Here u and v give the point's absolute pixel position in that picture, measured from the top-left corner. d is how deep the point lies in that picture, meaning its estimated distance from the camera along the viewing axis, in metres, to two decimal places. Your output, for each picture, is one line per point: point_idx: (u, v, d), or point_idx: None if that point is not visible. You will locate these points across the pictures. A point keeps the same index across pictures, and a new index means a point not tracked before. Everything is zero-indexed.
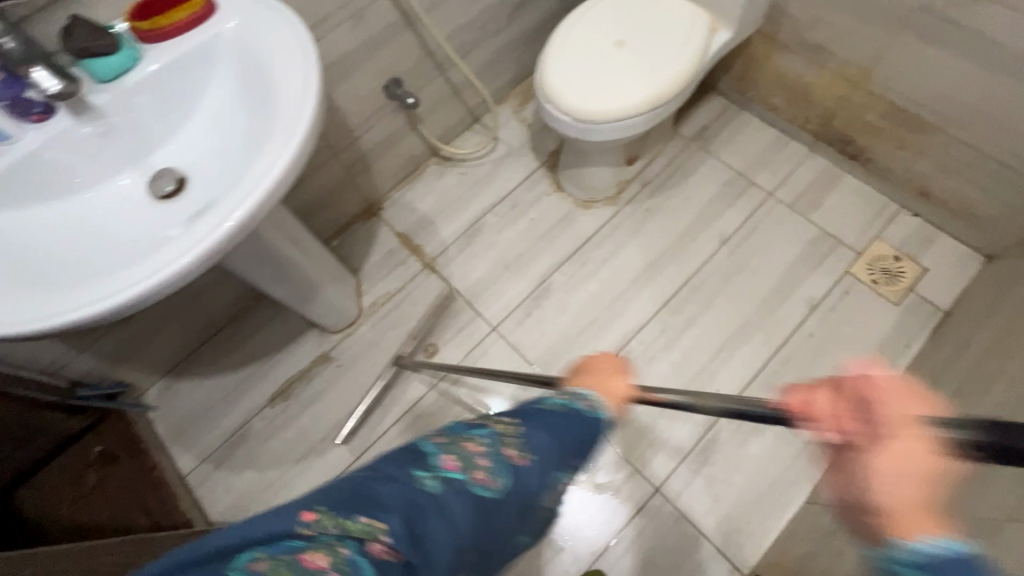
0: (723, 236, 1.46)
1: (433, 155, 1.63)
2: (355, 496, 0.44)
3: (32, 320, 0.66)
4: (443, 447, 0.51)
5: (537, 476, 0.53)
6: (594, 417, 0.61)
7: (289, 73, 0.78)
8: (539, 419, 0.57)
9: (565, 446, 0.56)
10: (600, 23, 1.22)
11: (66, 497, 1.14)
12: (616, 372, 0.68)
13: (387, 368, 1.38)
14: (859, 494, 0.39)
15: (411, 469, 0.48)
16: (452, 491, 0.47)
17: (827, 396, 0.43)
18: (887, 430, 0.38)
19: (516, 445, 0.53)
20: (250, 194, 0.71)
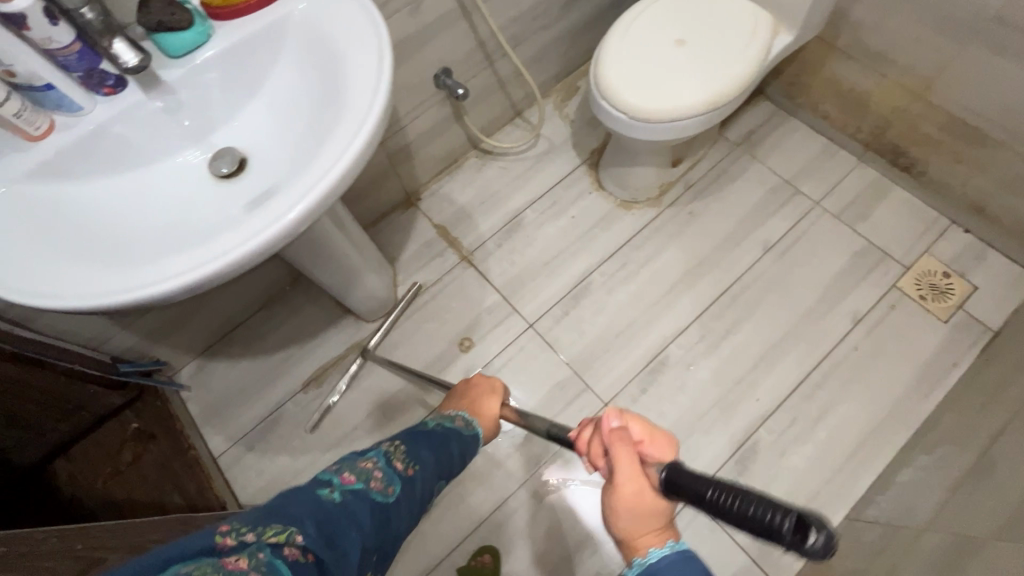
0: (767, 243, 1.44)
1: (473, 148, 1.61)
2: (263, 514, 0.44)
3: (96, 296, 0.65)
4: (336, 470, 0.54)
5: (420, 483, 0.60)
6: (470, 433, 0.74)
7: (362, 61, 0.77)
8: (418, 440, 0.65)
9: (445, 459, 0.66)
10: (659, 21, 1.19)
11: (103, 473, 1.14)
12: (489, 394, 0.81)
13: (354, 360, 1.39)
14: (610, 516, 0.57)
15: (313, 488, 0.50)
16: (354, 498, 0.51)
17: (597, 441, 0.62)
18: (616, 470, 0.56)
19: (402, 458, 0.60)
20: (319, 181, 0.70)
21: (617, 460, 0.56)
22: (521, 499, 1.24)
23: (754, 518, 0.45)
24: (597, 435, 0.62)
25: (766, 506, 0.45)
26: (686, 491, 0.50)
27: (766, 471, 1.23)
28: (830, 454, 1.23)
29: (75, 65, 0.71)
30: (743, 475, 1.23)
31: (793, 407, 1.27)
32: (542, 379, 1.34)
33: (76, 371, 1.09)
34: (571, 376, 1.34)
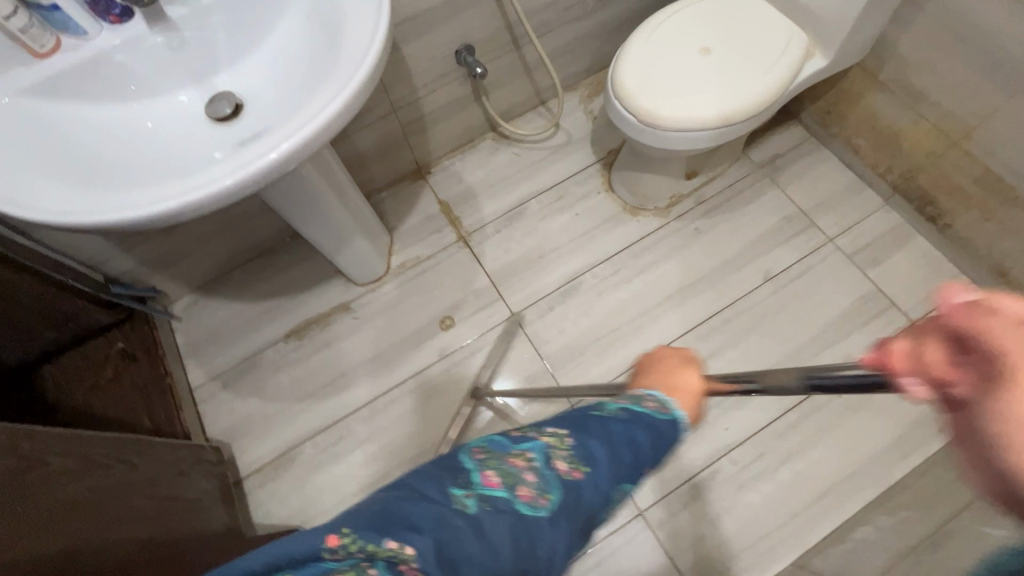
0: (769, 272, 1.39)
1: (491, 130, 1.60)
2: (388, 514, 0.39)
3: (69, 212, 0.68)
4: (480, 461, 0.44)
5: (594, 492, 0.44)
6: (669, 417, 0.49)
7: (361, 25, 0.77)
8: (595, 425, 0.47)
9: (635, 457, 0.46)
10: (687, 26, 1.15)
11: (84, 384, 1.21)
12: (681, 365, 0.55)
13: (464, 407, 1.30)
14: (986, 470, 0.26)
15: (447, 488, 0.41)
16: (490, 512, 0.40)
17: (920, 344, 0.31)
18: (995, 368, 0.26)
19: (567, 456, 0.44)
20: (296, 132, 0.71)
21: (1001, 350, 0.26)
22: None
23: None
24: (924, 331, 0.31)
25: None
26: None
27: (721, 502, 1.20)
28: (790, 498, 1.19)
29: None
30: (697, 501, 1.20)
31: (762, 443, 1.24)
32: (514, 370, 1.34)
33: (70, 286, 1.15)
34: (544, 371, 1.34)
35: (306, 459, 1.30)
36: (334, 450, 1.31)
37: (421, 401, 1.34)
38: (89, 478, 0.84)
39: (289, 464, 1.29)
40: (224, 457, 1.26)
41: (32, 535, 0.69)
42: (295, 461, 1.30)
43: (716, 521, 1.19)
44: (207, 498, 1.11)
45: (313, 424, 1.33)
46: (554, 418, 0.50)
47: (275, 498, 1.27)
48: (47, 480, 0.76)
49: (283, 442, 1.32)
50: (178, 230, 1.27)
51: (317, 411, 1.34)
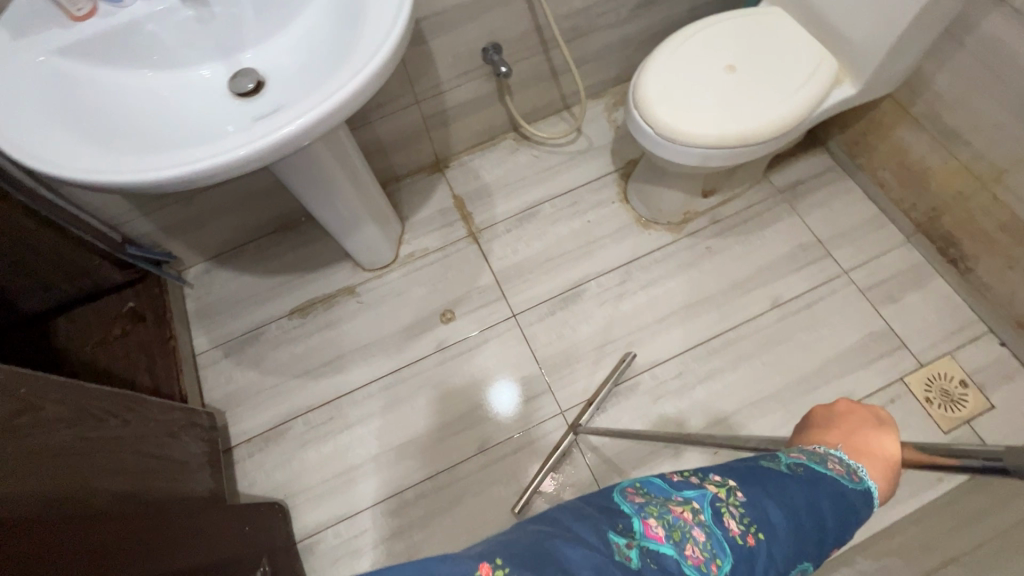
0: (777, 299, 1.36)
1: (513, 130, 1.61)
2: (543, 554, 0.40)
3: (88, 172, 0.71)
4: (642, 508, 0.47)
5: (766, 557, 0.46)
6: (847, 486, 0.51)
7: (382, 12, 0.79)
8: (765, 487, 0.50)
9: (808, 525, 0.48)
10: (714, 41, 1.14)
11: (93, 338, 1.26)
12: (874, 426, 0.57)
13: (568, 437, 1.26)
14: None
15: (607, 533, 0.43)
16: (659, 567, 0.43)
17: None
18: None
19: (736, 517, 0.47)
20: (307, 112, 0.72)
21: None
22: (453, 475, 1.27)
23: None
24: None
25: None
26: None
27: None
28: None
29: None
30: None
31: None
32: (508, 369, 1.35)
33: (86, 241, 1.18)
34: (537, 375, 1.34)
35: (295, 435, 1.33)
36: (324, 429, 1.33)
37: (413, 391, 1.35)
38: (79, 429, 0.87)
39: (278, 437, 1.32)
40: (217, 423, 1.29)
41: (19, 473, 0.72)
42: (285, 436, 1.32)
43: None
44: (193, 463, 1.14)
45: (307, 402, 1.35)
46: (716, 468, 0.53)
47: (262, 470, 1.30)
48: (37, 426, 0.79)
49: (275, 416, 1.34)
50: (197, 200, 1.31)
51: (312, 389, 1.36)
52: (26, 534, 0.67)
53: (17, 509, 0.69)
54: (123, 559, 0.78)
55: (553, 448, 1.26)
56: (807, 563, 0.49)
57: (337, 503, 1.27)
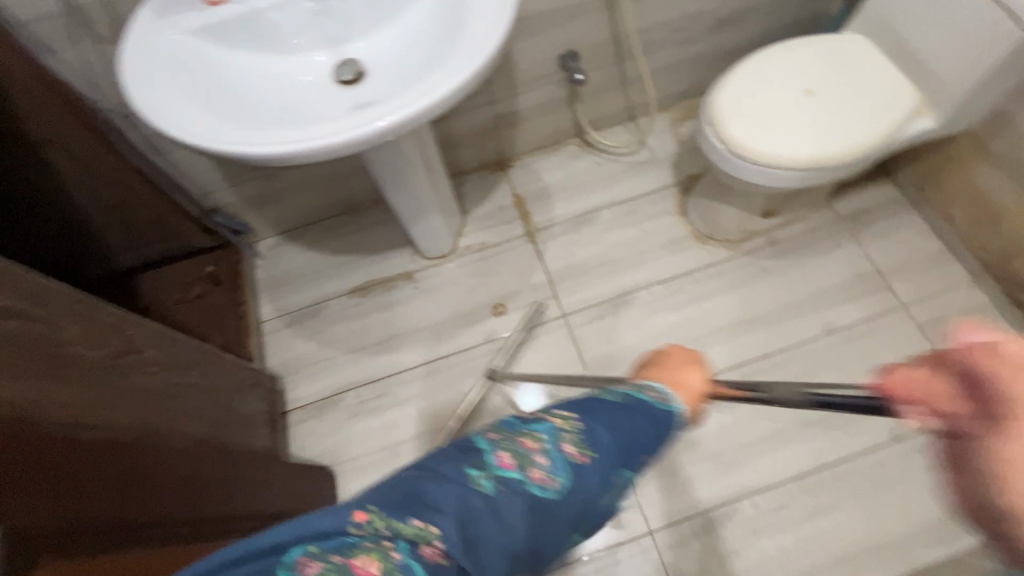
0: (829, 326, 1.36)
1: (577, 136, 1.65)
2: (409, 497, 0.44)
3: (211, 141, 0.78)
4: (494, 443, 0.49)
5: (597, 475, 0.49)
6: (666, 409, 0.54)
7: (484, 20, 0.84)
8: (601, 413, 0.52)
9: (635, 443, 0.51)
10: (794, 65, 1.16)
11: (174, 295, 1.38)
12: (687, 364, 0.60)
13: (479, 384, 1.37)
14: (980, 492, 0.34)
15: (463, 471, 0.46)
16: (506, 493, 0.46)
17: (935, 379, 0.38)
18: (1006, 413, 0.33)
19: (575, 441, 0.49)
20: (410, 103, 0.78)
21: (1009, 401, 0.33)
22: None
23: None
24: (941, 369, 0.37)
25: None
26: None
27: (733, 541, 1.19)
28: (806, 555, 1.17)
29: None
30: (709, 534, 1.20)
31: (787, 492, 1.22)
32: (554, 367, 1.38)
33: (182, 207, 1.29)
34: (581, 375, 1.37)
35: (346, 407, 1.39)
36: (373, 404, 1.39)
37: (460, 377, 1.40)
38: (170, 372, 0.95)
39: (330, 407, 1.39)
40: (277, 387, 1.38)
41: (116, 405, 0.80)
42: (336, 406, 1.40)
43: (724, 558, 1.18)
44: (256, 419, 1.21)
45: (359, 376, 1.42)
46: (560, 401, 0.54)
47: (312, 436, 1.37)
48: (138, 367, 0.88)
49: (329, 387, 1.41)
50: (279, 177, 1.38)
51: (365, 365, 1.43)
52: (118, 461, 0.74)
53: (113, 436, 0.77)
54: (191, 496, 0.85)
55: None
56: (636, 476, 0.53)
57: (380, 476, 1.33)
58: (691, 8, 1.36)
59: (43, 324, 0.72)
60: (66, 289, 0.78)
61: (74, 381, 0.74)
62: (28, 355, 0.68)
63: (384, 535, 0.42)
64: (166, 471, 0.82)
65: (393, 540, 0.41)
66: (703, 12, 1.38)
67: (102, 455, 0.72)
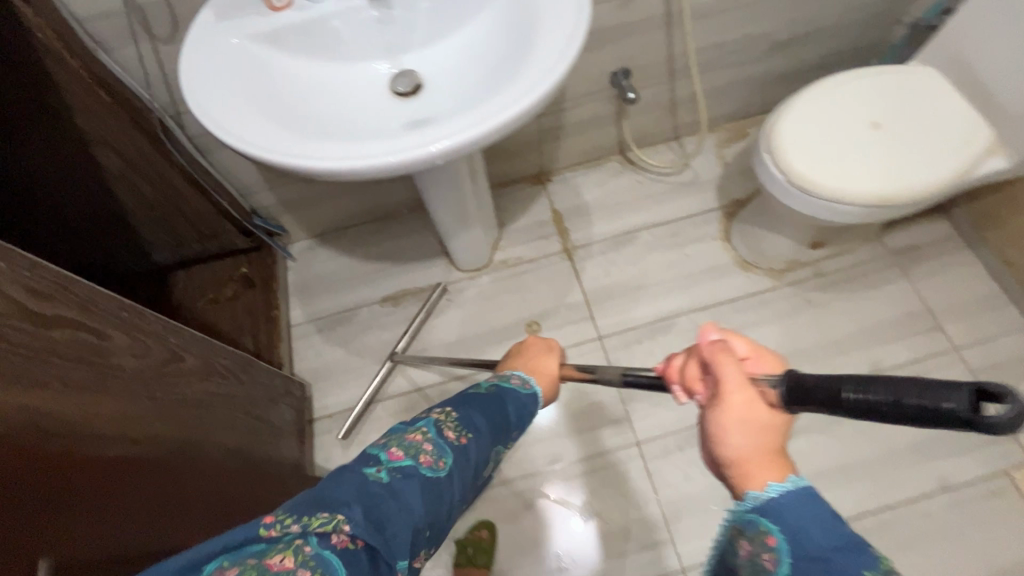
0: (877, 366, 1.31)
1: (619, 153, 1.62)
2: (316, 499, 0.53)
3: (268, 152, 0.76)
4: (385, 445, 0.61)
5: (473, 449, 0.66)
6: (528, 392, 0.80)
7: (554, 38, 0.80)
8: (469, 404, 0.71)
9: (499, 423, 0.71)
10: (861, 95, 1.11)
11: (207, 295, 1.36)
12: (545, 353, 0.89)
13: (384, 363, 1.39)
14: (714, 446, 0.48)
15: (363, 468, 0.57)
16: (402, 475, 0.58)
17: (696, 368, 0.54)
18: (721, 382, 0.48)
19: (453, 428, 0.66)
20: (475, 122, 0.75)
21: (720, 376, 0.49)
22: (521, 487, 1.27)
23: (898, 408, 0.41)
24: (695, 358, 0.55)
25: (924, 397, 0.40)
26: (810, 399, 0.44)
27: None
28: None
29: None
30: None
31: None
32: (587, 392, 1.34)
33: (223, 208, 1.26)
34: (616, 400, 1.33)
35: (373, 419, 1.37)
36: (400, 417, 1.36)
37: None
38: (208, 382, 0.93)
39: (357, 417, 1.36)
40: (305, 394, 1.35)
41: (153, 418, 0.78)
42: (364, 418, 1.37)
43: None
44: (284, 430, 1.18)
45: (388, 388, 1.39)
46: (438, 406, 0.72)
47: (337, 447, 1.35)
48: (179, 376, 0.85)
49: (356, 397, 1.39)
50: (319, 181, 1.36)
51: (394, 377, 1.40)
52: (145, 480, 0.72)
53: (146, 452, 0.74)
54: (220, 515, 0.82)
55: (625, 476, 1.25)
56: (502, 450, 0.72)
57: None
58: (750, 30, 1.32)
59: (90, 332, 0.70)
60: (115, 296, 0.75)
61: (116, 393, 0.72)
62: (71, 366, 0.66)
63: (295, 532, 0.48)
64: (191, 489, 0.79)
65: (304, 533, 0.48)
66: (762, 34, 1.34)
67: (131, 474, 0.70)
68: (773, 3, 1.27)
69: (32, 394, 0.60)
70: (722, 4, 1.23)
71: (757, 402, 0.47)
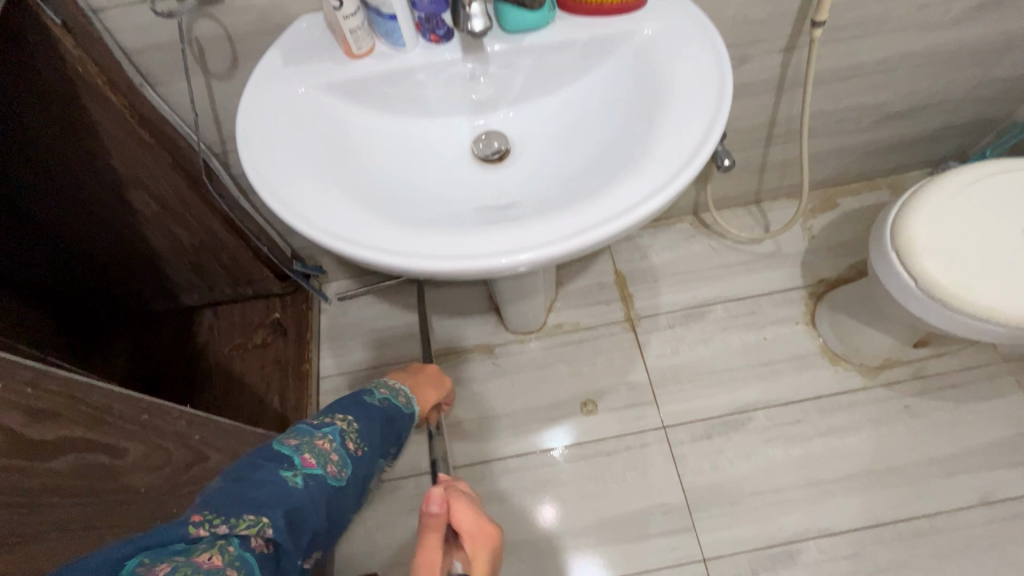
0: (987, 495, 1.13)
1: (692, 214, 1.47)
2: (236, 499, 0.51)
3: (331, 237, 0.62)
4: (297, 448, 0.59)
5: (369, 461, 0.65)
6: (407, 411, 0.77)
7: (687, 120, 0.66)
8: (366, 413, 0.69)
9: (389, 436, 0.71)
10: (1010, 194, 0.96)
11: (233, 340, 1.24)
12: (430, 384, 0.86)
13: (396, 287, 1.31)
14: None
15: (280, 472, 0.56)
16: (314, 483, 0.57)
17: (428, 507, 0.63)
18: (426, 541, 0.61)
19: (354, 437, 0.64)
20: (586, 225, 0.60)
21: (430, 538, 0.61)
22: None
23: None
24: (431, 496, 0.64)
25: None
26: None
27: None
28: None
29: (423, 6, 0.69)
30: None
31: None
32: (647, 492, 1.18)
33: (263, 254, 1.13)
34: (681, 505, 1.17)
35: (402, 498, 1.21)
36: None
37: (537, 482, 1.21)
38: None
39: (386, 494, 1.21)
40: None
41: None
42: (392, 495, 1.21)
43: None
44: None
45: (420, 463, 1.24)
46: (330, 408, 0.68)
47: (359, 526, 1.19)
48: (199, 481, 0.71)
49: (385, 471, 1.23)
50: None
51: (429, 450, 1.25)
52: None
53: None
54: None
55: None
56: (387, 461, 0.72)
57: None
58: (866, 99, 1.17)
59: (100, 454, 0.56)
60: (130, 394, 0.62)
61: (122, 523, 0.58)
62: (74, 504, 0.52)
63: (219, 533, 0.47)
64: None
65: (227, 535, 0.47)
66: (878, 104, 1.19)
67: None
68: (898, 73, 1.12)
69: (17, 563, 0.46)
70: (843, 70, 1.09)
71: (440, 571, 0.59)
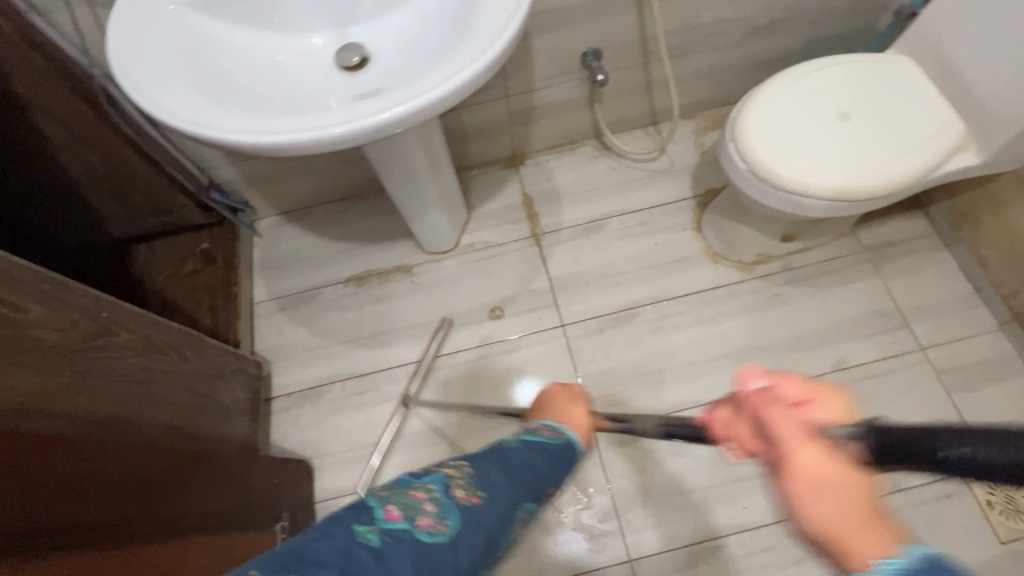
0: (840, 362, 1.29)
1: (595, 138, 1.58)
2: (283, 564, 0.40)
3: (192, 123, 0.72)
4: (384, 498, 0.47)
5: (494, 510, 0.50)
6: (559, 442, 0.62)
7: (495, 15, 0.76)
8: (497, 458, 0.55)
9: (526, 476, 0.54)
10: (833, 83, 1.08)
11: (165, 270, 1.36)
12: (573, 402, 0.69)
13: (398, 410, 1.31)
14: (802, 524, 0.33)
15: (352, 525, 0.44)
16: (391, 541, 0.43)
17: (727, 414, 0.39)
18: (782, 445, 0.33)
19: (465, 486, 0.50)
20: (408, 97, 0.70)
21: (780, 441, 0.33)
22: None
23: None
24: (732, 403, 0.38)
25: None
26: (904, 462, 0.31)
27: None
28: None
29: None
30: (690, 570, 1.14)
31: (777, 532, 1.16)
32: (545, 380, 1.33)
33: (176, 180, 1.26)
34: None
35: (331, 400, 1.35)
36: (360, 399, 1.35)
37: (450, 380, 1.35)
38: (145, 357, 0.92)
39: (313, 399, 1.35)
40: (263, 373, 1.33)
41: (74, 391, 0.76)
42: (322, 399, 1.35)
43: None
44: (235, 408, 1.17)
45: (346, 369, 1.37)
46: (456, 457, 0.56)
47: (294, 425, 1.33)
48: (111, 350, 0.85)
49: (316, 377, 1.37)
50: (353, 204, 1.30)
51: (356, 358, 1.39)
52: None
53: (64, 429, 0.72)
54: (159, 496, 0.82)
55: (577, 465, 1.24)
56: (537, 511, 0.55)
57: (359, 473, 1.28)
58: (727, 14, 1.28)
59: (7, 306, 0.69)
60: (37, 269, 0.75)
61: (35, 365, 0.71)
62: None
63: None
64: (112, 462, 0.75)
65: None
66: (740, 18, 1.30)
67: None
68: None
69: None
70: None
71: (836, 469, 0.32)
